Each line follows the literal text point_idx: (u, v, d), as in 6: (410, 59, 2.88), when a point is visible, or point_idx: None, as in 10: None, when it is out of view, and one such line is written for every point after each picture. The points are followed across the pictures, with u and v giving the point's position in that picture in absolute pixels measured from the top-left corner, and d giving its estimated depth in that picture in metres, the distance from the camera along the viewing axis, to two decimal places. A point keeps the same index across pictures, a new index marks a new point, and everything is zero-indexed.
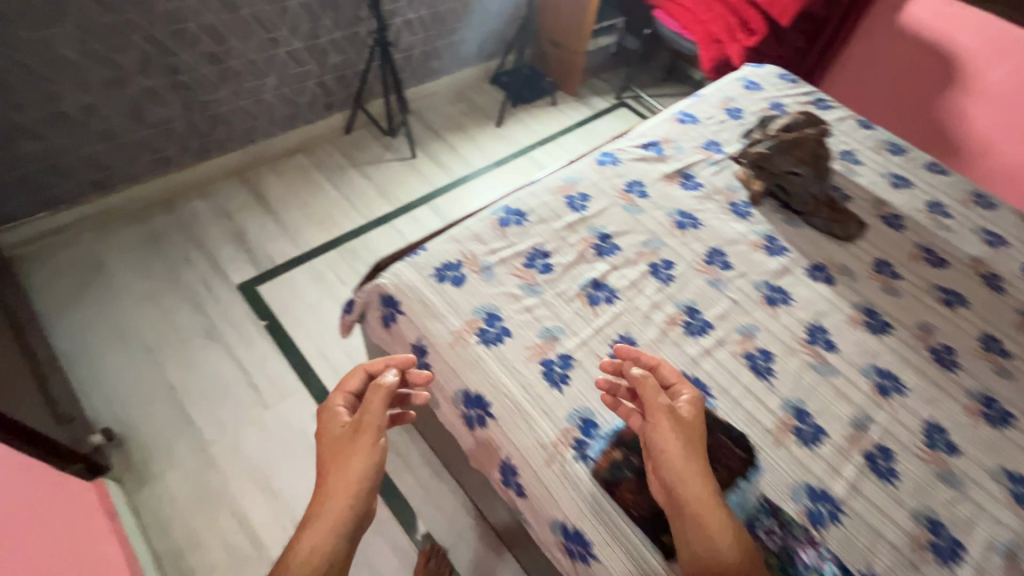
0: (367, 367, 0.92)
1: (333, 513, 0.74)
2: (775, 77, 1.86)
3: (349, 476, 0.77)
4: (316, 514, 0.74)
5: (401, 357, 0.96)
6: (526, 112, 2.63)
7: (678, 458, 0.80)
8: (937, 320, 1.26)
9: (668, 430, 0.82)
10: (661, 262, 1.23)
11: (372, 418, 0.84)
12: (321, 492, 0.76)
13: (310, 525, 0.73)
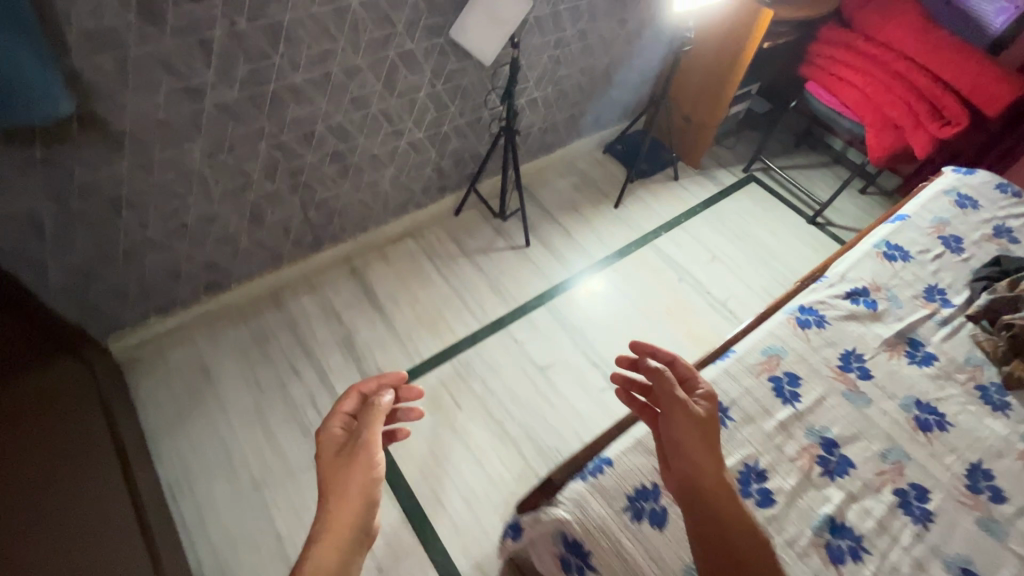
0: (360, 388, 0.92)
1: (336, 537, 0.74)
2: (992, 189, 1.52)
3: (349, 496, 0.77)
4: (321, 539, 0.73)
5: (393, 376, 0.95)
6: (644, 188, 2.37)
7: (697, 451, 0.82)
8: None
9: (689, 425, 0.84)
10: (913, 491, 0.94)
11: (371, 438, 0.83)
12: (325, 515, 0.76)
13: (313, 550, 0.72)
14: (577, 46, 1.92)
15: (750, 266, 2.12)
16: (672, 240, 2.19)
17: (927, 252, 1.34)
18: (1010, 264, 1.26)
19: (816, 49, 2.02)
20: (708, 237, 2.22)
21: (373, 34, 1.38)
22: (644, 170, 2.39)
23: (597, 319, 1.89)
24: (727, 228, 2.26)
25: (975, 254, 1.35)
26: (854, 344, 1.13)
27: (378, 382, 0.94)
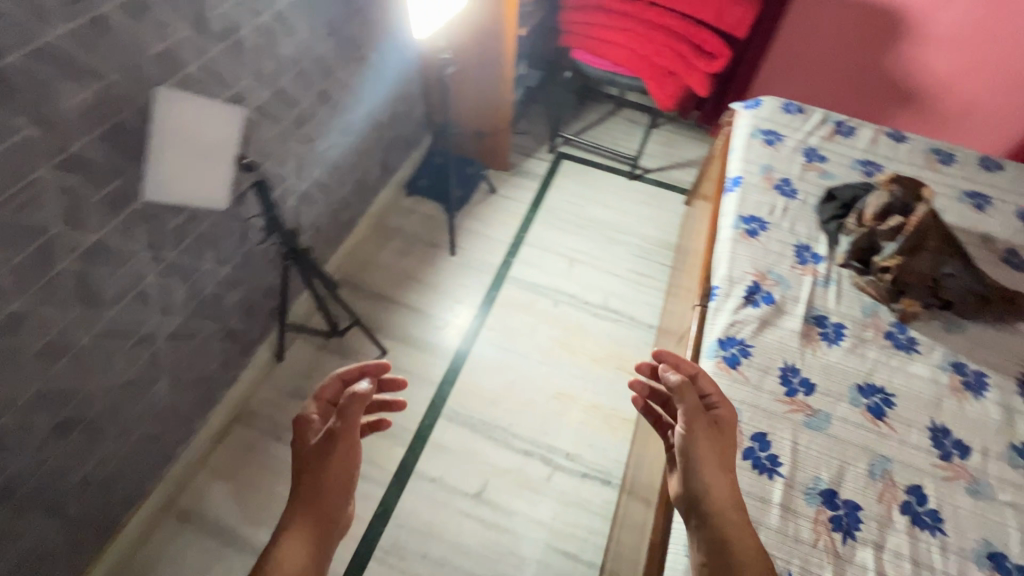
0: (343, 372, 0.89)
1: (308, 522, 0.75)
2: (782, 115, 1.57)
3: (325, 484, 0.78)
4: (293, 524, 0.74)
5: (375, 363, 0.90)
6: (471, 216, 2.12)
7: (711, 464, 0.80)
8: None
9: (705, 438, 0.81)
10: (913, 498, 0.91)
11: (349, 427, 0.81)
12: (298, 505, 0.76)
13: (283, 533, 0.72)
14: (326, 113, 1.52)
15: (608, 253, 2.04)
16: (526, 262, 1.99)
17: (775, 211, 1.33)
18: (842, 195, 1.31)
19: (568, 18, 1.91)
20: (556, 241, 2.07)
21: (15, 261, 0.85)
22: (461, 198, 2.12)
23: (503, 396, 1.65)
24: (566, 222, 2.14)
25: (808, 191, 1.37)
26: (781, 356, 1.06)
27: (361, 368, 0.90)
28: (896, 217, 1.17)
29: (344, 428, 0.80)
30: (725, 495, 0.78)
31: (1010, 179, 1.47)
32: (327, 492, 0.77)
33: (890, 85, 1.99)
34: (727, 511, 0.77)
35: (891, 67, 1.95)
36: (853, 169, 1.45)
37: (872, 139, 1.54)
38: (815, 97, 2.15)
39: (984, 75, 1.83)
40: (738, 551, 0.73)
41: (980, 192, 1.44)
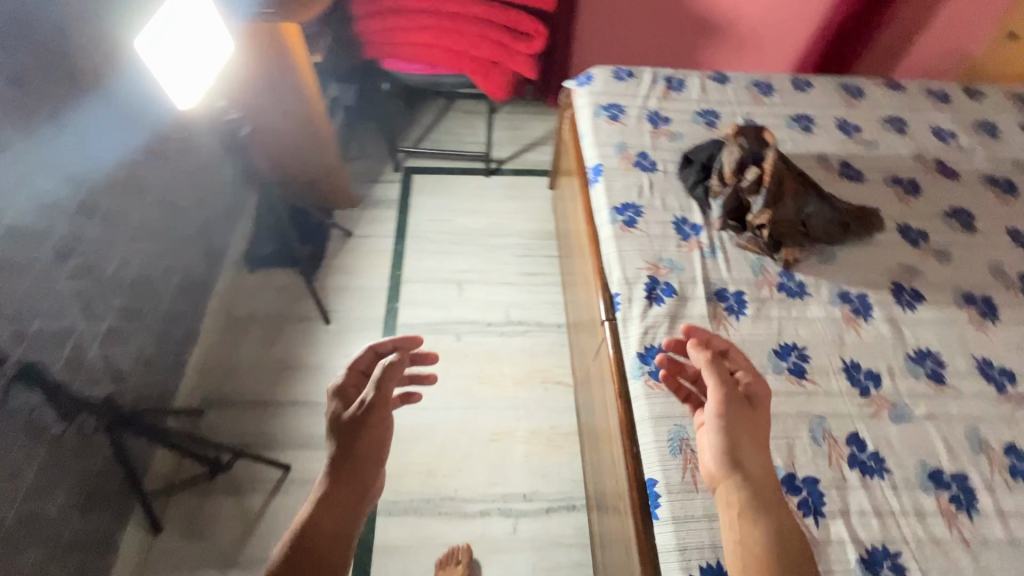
0: (378, 344, 0.89)
1: (343, 486, 0.71)
2: (616, 84, 1.52)
3: (360, 450, 0.75)
4: (332, 491, 0.71)
5: (409, 337, 0.92)
6: (334, 271, 1.86)
7: (745, 440, 0.76)
8: (985, 251, 1.24)
9: (738, 416, 0.77)
10: (855, 448, 0.93)
11: (383, 399, 0.79)
12: (334, 474, 0.73)
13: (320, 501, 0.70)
14: (98, 228, 1.17)
15: (492, 263, 1.92)
16: (412, 303, 1.81)
17: (643, 191, 1.29)
18: (698, 158, 1.29)
19: (365, 28, 1.68)
20: (436, 268, 1.90)
21: None
22: (311, 254, 1.85)
23: (439, 460, 1.49)
24: (439, 243, 1.97)
25: (665, 160, 1.35)
26: None
27: (394, 342, 0.91)
28: (753, 171, 1.17)
29: (379, 395, 0.79)
30: (762, 473, 0.74)
31: (821, 93, 1.58)
32: (362, 458, 0.75)
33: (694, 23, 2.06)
34: (765, 489, 0.72)
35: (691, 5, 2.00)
36: (696, 124, 1.46)
37: (700, 87, 1.56)
38: (633, 50, 2.17)
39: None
40: (776, 532, 0.68)
41: (803, 114, 1.52)
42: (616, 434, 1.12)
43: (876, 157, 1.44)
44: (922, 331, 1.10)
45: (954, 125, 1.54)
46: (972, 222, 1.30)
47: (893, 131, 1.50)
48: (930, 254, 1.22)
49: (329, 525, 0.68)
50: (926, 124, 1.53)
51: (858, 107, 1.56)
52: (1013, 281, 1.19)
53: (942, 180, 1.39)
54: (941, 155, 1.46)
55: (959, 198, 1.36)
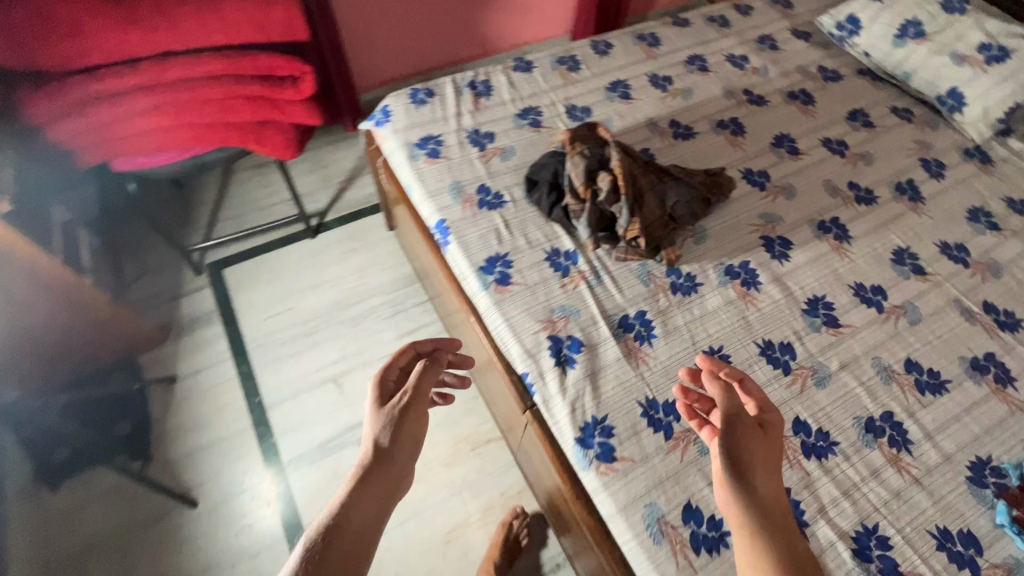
0: (416, 343, 0.98)
1: (383, 472, 0.78)
2: (420, 111, 1.30)
3: (397, 446, 0.82)
4: (375, 477, 0.77)
5: (446, 338, 1.02)
6: (176, 433, 1.46)
7: (757, 463, 0.68)
8: (816, 171, 1.31)
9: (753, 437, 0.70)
10: (802, 435, 0.93)
11: (421, 396, 0.89)
12: (377, 460, 0.79)
13: (364, 481, 0.75)
14: None
15: (363, 340, 1.66)
16: (291, 428, 1.50)
17: (502, 234, 1.13)
18: (543, 179, 1.15)
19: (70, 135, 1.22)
20: (301, 374, 1.59)
21: None
22: (132, 432, 1.39)
23: None
24: (292, 341, 1.65)
25: (508, 187, 1.19)
26: (632, 400, 0.94)
27: (433, 344, 1.00)
28: (604, 179, 1.07)
29: (416, 394, 0.89)
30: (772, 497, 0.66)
31: (623, 52, 1.51)
32: (402, 446, 0.82)
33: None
34: (776, 514, 0.64)
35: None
36: (522, 130, 1.31)
37: (508, 82, 1.39)
38: (414, 39, 1.97)
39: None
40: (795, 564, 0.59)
41: (616, 81, 1.44)
42: (593, 548, 0.95)
43: (696, 105, 1.42)
44: (803, 278, 1.12)
45: (743, 47, 1.58)
46: (795, 145, 1.36)
47: (698, 72, 1.50)
48: (777, 193, 1.25)
49: (368, 500, 0.74)
50: (721, 55, 1.55)
51: (660, 56, 1.52)
52: (845, 193, 1.27)
53: (756, 110, 1.43)
54: (744, 83, 1.49)
55: (775, 123, 1.40)
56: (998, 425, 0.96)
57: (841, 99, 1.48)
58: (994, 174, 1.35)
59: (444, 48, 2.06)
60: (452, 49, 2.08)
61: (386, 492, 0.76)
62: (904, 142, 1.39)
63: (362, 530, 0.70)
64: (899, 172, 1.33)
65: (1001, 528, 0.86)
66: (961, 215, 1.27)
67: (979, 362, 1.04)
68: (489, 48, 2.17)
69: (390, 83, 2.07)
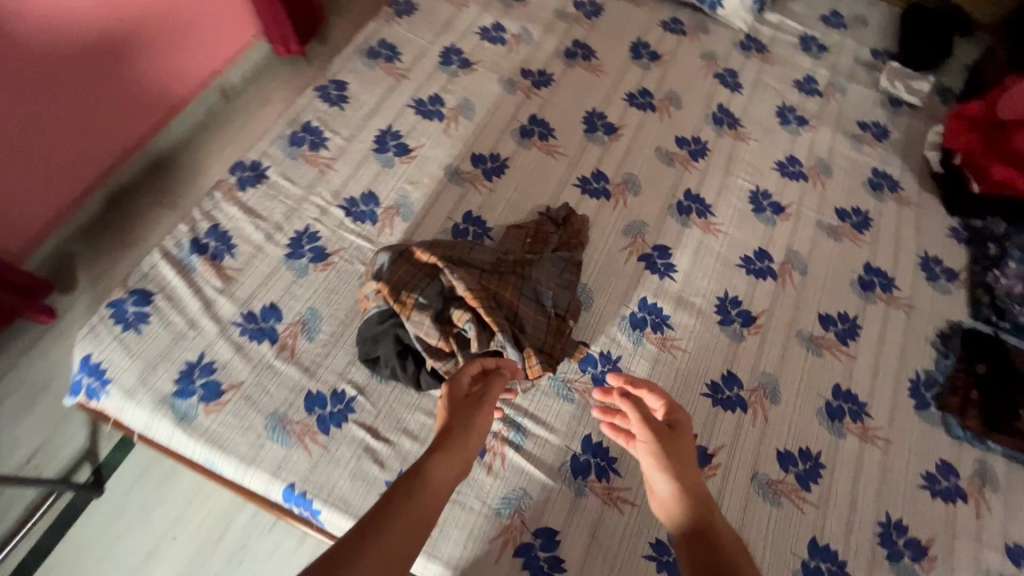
0: (485, 360, 0.79)
1: (455, 448, 0.69)
2: (148, 336, 0.83)
3: (462, 447, 0.70)
4: (449, 449, 0.68)
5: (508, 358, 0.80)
6: None
7: (679, 466, 0.72)
8: (642, 142, 1.15)
9: (667, 447, 0.73)
10: (793, 468, 0.88)
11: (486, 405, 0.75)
12: (452, 436, 0.70)
13: (438, 448, 0.68)
14: None
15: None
16: None
17: (378, 448, 0.81)
18: (384, 352, 0.82)
19: None
20: None
21: None
22: None
23: None
24: None
25: (343, 376, 0.85)
26: (641, 558, 0.79)
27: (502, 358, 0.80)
28: (466, 322, 0.80)
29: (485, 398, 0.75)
30: (699, 497, 0.70)
31: (364, 87, 1.13)
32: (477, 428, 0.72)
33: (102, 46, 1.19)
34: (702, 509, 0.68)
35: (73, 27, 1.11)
36: (309, 276, 0.93)
37: (248, 212, 0.96)
38: (61, 144, 1.19)
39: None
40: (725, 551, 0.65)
41: (381, 135, 1.08)
42: None
43: (486, 120, 1.14)
44: (699, 284, 1.01)
45: (489, 14, 1.29)
46: (607, 120, 1.17)
47: (463, 71, 1.19)
48: (624, 193, 1.09)
49: (439, 476, 0.66)
50: (474, 36, 1.25)
51: (410, 70, 1.17)
52: (680, 155, 1.15)
53: (548, 94, 1.19)
54: (517, 62, 1.22)
55: (575, 101, 1.19)
56: (907, 337, 1.01)
57: (615, 36, 1.31)
58: (774, 61, 1.33)
59: (113, 128, 1.30)
60: (131, 133, 1.35)
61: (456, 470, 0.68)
62: (693, 63, 1.29)
63: (419, 506, 0.63)
64: (706, 100, 1.24)
65: (958, 440, 0.93)
66: (775, 120, 1.24)
67: (865, 278, 1.06)
68: (179, 98, 1.44)
69: (58, 220, 1.27)
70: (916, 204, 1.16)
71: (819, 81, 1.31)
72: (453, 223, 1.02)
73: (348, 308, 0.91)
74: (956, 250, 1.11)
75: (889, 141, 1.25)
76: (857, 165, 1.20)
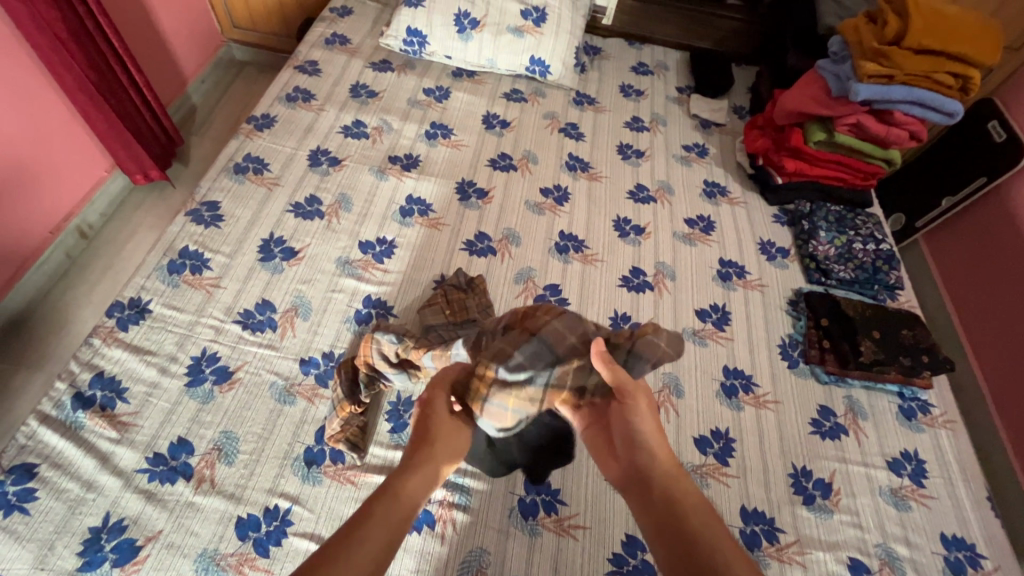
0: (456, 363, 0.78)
1: (426, 462, 0.65)
2: (38, 514, 0.75)
3: (424, 474, 0.64)
4: (413, 471, 0.64)
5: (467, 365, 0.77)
6: None
7: (645, 431, 0.68)
8: (512, 198, 1.29)
9: (629, 410, 0.70)
10: (710, 449, 0.98)
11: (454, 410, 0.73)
12: (420, 454, 0.66)
13: (413, 465, 0.64)
14: None
15: None
16: None
17: None
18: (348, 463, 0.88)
19: None
20: None
21: None
22: None
23: None
24: None
25: (273, 490, 0.83)
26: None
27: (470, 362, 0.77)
28: (511, 350, 0.71)
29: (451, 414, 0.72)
30: (659, 465, 0.64)
31: (238, 203, 1.15)
32: (443, 435, 0.69)
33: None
34: (666, 478, 0.63)
35: None
36: (215, 400, 0.90)
37: (134, 351, 0.92)
38: None
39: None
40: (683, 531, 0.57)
41: (264, 244, 1.10)
42: None
43: (366, 208, 1.21)
44: (591, 310, 1.13)
45: (347, 112, 1.38)
46: (477, 186, 1.30)
47: (334, 168, 1.26)
48: (507, 246, 1.19)
49: (417, 487, 0.62)
50: (337, 135, 1.33)
51: (281, 178, 1.22)
52: (547, 203, 1.29)
53: (419, 174, 1.30)
54: (383, 151, 1.32)
55: (444, 175, 1.30)
56: (767, 311, 1.19)
57: (466, 112, 1.46)
58: (605, 109, 1.55)
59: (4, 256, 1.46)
60: (24, 246, 1.51)
61: (427, 486, 0.63)
62: (538, 124, 1.47)
63: (379, 526, 0.56)
64: (557, 152, 1.41)
65: (828, 384, 1.09)
66: (618, 157, 1.44)
67: (722, 271, 1.24)
68: (17, 257, 1.50)
69: None
70: (744, 202, 1.39)
71: (644, 118, 1.56)
72: (355, 309, 1.05)
73: (265, 420, 0.89)
74: (784, 232, 1.34)
75: (709, 156, 1.50)
76: (691, 180, 1.42)
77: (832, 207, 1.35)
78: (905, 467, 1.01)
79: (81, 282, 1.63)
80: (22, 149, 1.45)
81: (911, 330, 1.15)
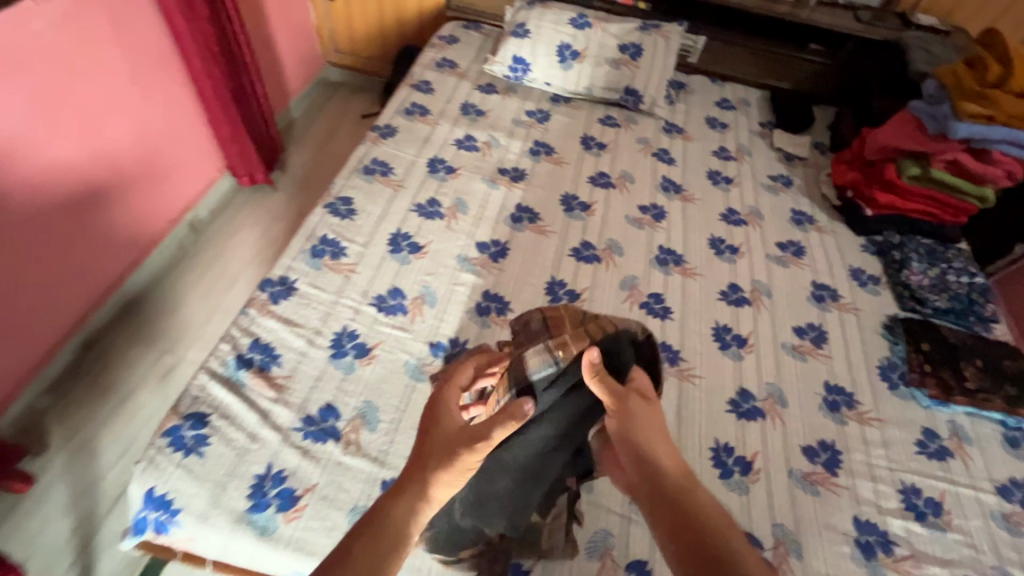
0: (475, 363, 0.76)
1: (420, 477, 0.61)
2: (211, 457, 0.83)
3: (423, 486, 0.61)
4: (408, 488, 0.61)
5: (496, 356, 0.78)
6: None
7: (656, 430, 0.68)
8: (612, 212, 1.36)
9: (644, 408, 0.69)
10: (818, 458, 1.00)
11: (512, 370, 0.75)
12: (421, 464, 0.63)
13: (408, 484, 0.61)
14: None
15: None
16: None
17: None
18: None
19: None
20: None
21: None
22: None
23: None
24: None
25: None
26: None
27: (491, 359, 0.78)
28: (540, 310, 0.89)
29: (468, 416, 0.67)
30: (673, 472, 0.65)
31: (368, 200, 1.26)
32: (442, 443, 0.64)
33: (78, 199, 1.39)
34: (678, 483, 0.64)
35: (128, 143, 1.50)
36: (356, 372, 0.97)
37: (285, 322, 1.01)
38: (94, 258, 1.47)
39: (115, 99, 1.43)
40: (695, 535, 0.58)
41: (393, 238, 1.20)
42: None
43: (481, 212, 1.30)
44: (693, 319, 1.18)
45: (460, 127, 1.50)
46: (580, 200, 1.38)
47: (450, 176, 1.37)
48: (611, 255, 1.26)
49: (403, 510, 0.59)
50: (451, 146, 1.45)
51: (404, 180, 1.33)
52: (646, 219, 1.37)
53: (526, 185, 1.39)
54: (493, 163, 1.43)
55: (549, 188, 1.40)
56: (864, 333, 1.22)
57: (566, 134, 1.56)
58: (693, 137, 1.64)
59: (129, 240, 1.58)
60: (143, 234, 1.64)
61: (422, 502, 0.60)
62: (632, 147, 1.57)
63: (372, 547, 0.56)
64: (651, 174, 1.50)
65: (930, 408, 1.11)
66: (708, 182, 1.52)
67: (816, 293, 1.28)
68: (143, 242, 1.64)
69: (83, 319, 1.49)
70: (832, 230, 1.44)
71: (730, 148, 1.64)
72: (475, 302, 1.12)
73: (401, 395, 0.96)
74: (874, 261, 1.38)
75: (795, 186, 1.56)
76: (779, 207, 1.48)
77: (921, 240, 1.40)
78: (1015, 494, 1.01)
79: (190, 269, 1.75)
80: (163, 145, 1.62)
81: (1013, 361, 1.16)
